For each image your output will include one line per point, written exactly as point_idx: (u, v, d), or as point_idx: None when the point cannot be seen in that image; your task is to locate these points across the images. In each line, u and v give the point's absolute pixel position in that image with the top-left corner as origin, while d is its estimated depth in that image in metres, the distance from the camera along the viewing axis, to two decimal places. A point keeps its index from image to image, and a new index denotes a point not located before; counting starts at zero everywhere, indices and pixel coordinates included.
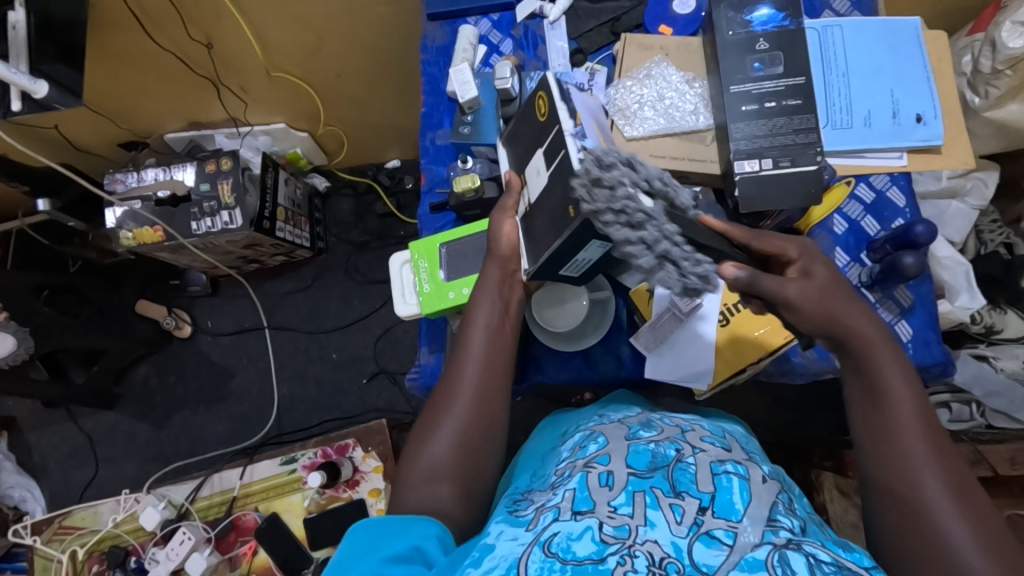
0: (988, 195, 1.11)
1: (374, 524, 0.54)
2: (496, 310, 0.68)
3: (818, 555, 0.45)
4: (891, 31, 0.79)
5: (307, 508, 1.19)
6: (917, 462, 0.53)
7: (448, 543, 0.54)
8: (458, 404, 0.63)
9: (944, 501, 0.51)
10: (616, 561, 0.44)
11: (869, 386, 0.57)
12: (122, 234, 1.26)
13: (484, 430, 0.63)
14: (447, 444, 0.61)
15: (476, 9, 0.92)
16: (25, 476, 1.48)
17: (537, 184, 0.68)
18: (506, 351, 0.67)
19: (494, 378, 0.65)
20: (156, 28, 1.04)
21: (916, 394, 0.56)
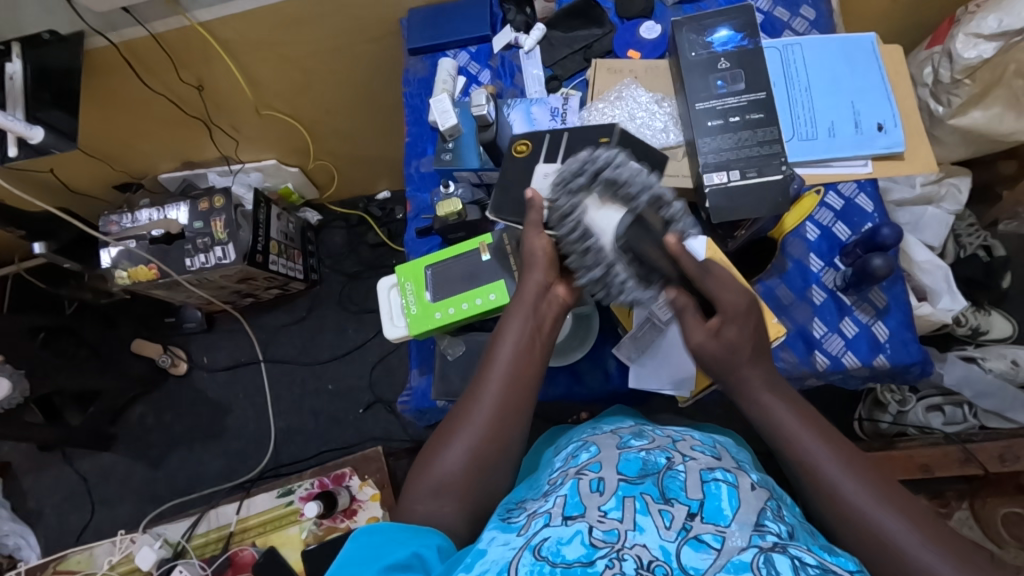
0: (963, 200, 1.15)
1: (376, 531, 0.54)
2: (528, 328, 0.66)
3: (804, 559, 0.45)
4: (848, 47, 0.83)
5: (305, 540, 1.18)
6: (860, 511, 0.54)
7: (448, 551, 0.54)
8: (472, 422, 0.62)
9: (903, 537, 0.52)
10: (605, 564, 0.45)
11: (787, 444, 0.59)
12: (117, 273, 1.28)
13: (496, 451, 0.61)
14: (460, 460, 0.60)
15: (454, 43, 0.96)
16: (20, 523, 1.47)
17: (546, 185, 0.72)
18: (533, 369, 0.65)
19: (519, 394, 0.63)
20: (149, 73, 1.08)
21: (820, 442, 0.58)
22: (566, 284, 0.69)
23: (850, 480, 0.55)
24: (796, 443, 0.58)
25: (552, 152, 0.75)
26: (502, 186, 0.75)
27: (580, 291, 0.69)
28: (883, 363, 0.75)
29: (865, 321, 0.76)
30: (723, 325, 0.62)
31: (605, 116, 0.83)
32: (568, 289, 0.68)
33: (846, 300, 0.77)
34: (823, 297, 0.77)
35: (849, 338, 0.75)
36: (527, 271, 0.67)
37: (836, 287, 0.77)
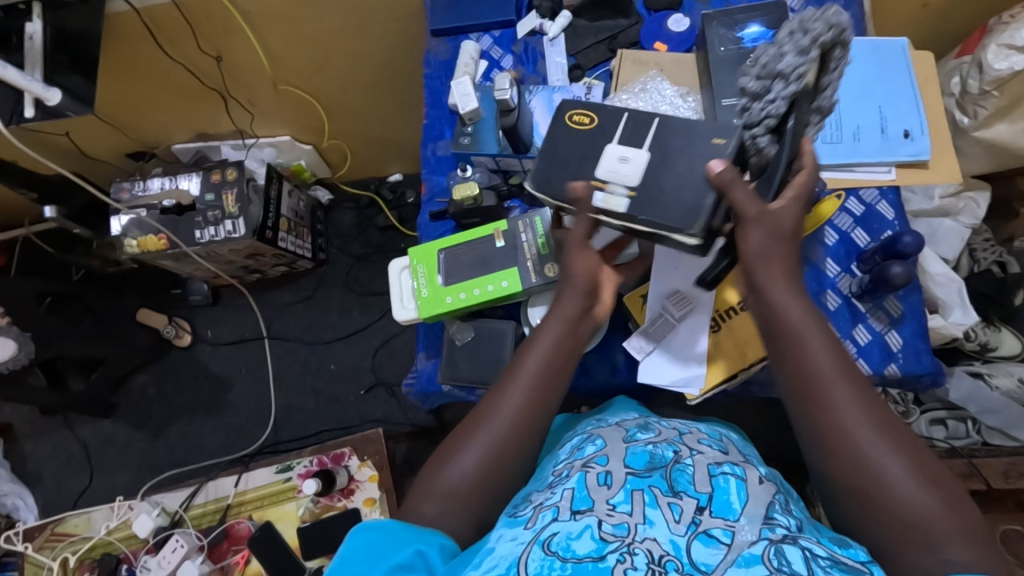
0: (980, 214, 1.13)
1: (377, 529, 0.53)
2: (560, 344, 0.65)
3: (814, 551, 0.46)
4: (880, 51, 0.81)
5: (301, 516, 1.18)
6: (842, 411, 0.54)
7: (451, 549, 0.54)
8: (488, 431, 0.61)
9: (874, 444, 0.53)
10: (616, 559, 0.45)
11: (791, 339, 0.58)
12: (127, 241, 1.28)
13: (507, 462, 0.60)
14: (479, 461, 0.60)
15: (478, 26, 0.95)
16: (19, 484, 1.48)
17: (632, 168, 0.66)
18: (560, 381, 0.64)
19: (545, 405, 0.63)
20: (168, 40, 1.07)
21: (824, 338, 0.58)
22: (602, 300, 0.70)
23: (840, 388, 0.55)
24: (799, 341, 0.58)
25: (627, 132, 0.69)
26: (556, 158, 0.70)
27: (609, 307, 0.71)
28: (894, 372, 0.74)
29: (878, 329, 0.75)
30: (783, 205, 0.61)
31: (627, 108, 0.80)
32: (601, 307, 0.70)
33: (861, 306, 0.76)
34: (837, 302, 0.76)
35: (861, 346, 0.75)
36: (570, 286, 0.67)
37: (851, 293, 0.77)
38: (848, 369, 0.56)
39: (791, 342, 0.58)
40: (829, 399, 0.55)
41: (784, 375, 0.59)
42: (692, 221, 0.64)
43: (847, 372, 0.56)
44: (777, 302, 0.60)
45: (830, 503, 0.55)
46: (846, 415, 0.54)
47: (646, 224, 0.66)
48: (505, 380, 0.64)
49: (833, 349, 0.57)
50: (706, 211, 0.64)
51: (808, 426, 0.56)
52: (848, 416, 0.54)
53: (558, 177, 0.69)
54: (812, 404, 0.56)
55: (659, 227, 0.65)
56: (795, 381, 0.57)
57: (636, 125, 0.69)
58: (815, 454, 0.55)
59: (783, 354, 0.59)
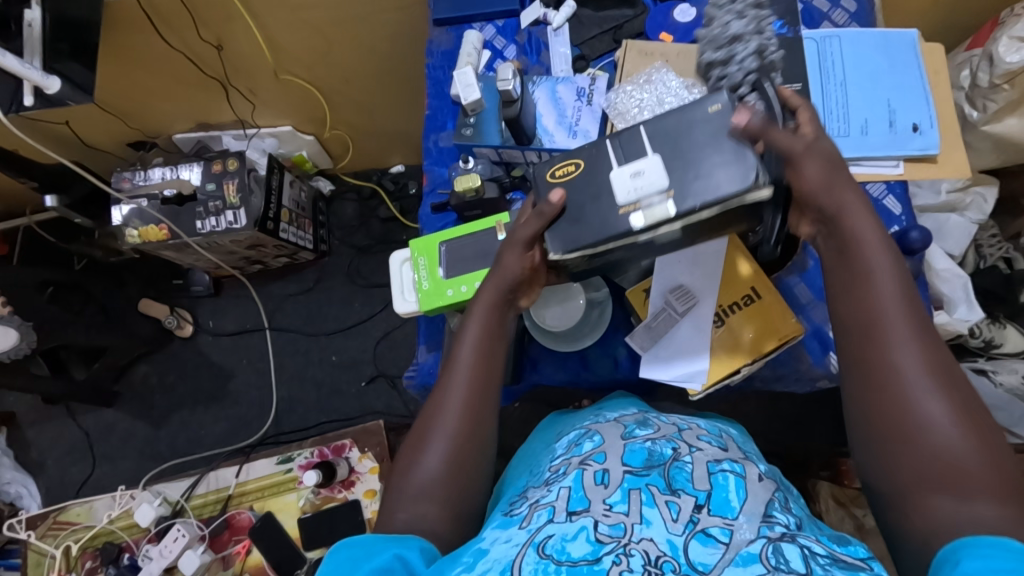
0: (988, 209, 1.11)
1: (356, 543, 0.53)
2: (488, 336, 0.66)
3: (813, 548, 0.45)
4: (889, 42, 0.80)
5: (302, 508, 1.19)
6: (896, 345, 0.53)
7: (431, 554, 0.53)
8: (438, 437, 0.61)
9: (921, 383, 0.52)
10: (611, 560, 0.44)
11: (859, 272, 0.57)
12: (128, 231, 1.28)
13: (466, 463, 0.60)
14: (439, 457, 0.60)
15: (481, 15, 0.93)
16: (22, 472, 1.49)
17: (655, 177, 0.61)
18: (496, 368, 0.65)
19: (486, 394, 0.63)
20: (167, 28, 1.06)
21: (898, 274, 0.56)
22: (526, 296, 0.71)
23: (902, 323, 0.54)
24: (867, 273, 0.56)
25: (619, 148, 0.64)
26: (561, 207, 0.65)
27: (536, 300, 0.72)
28: None
29: None
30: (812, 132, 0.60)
31: (632, 100, 0.81)
32: (525, 300, 0.71)
33: None
34: None
35: None
36: (489, 282, 0.68)
37: None
38: (914, 307, 0.55)
39: (858, 272, 0.57)
40: (884, 330, 0.54)
41: (843, 302, 0.58)
42: (751, 180, 0.58)
43: (910, 310, 0.54)
44: (849, 232, 0.58)
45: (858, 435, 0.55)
46: (898, 349, 0.53)
47: (709, 211, 0.60)
48: (444, 374, 0.65)
49: (902, 286, 0.56)
50: (753, 160, 0.58)
51: (856, 357, 0.55)
52: (901, 349, 0.53)
53: (581, 230, 0.63)
54: (865, 333, 0.55)
55: (728, 203, 0.59)
56: (852, 312, 0.56)
57: (625, 140, 0.64)
58: (857, 381, 0.55)
59: (843, 284, 0.58)
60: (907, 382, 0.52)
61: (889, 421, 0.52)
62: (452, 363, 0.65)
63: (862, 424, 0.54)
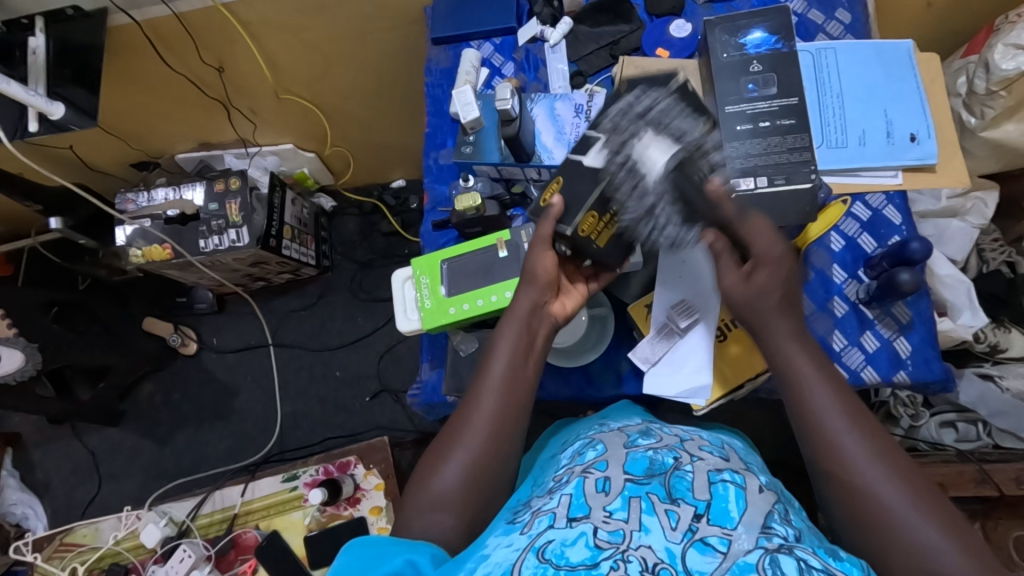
0: (989, 214, 1.11)
1: (370, 544, 0.52)
2: (521, 342, 0.65)
3: (810, 562, 0.44)
4: (884, 53, 0.81)
5: (308, 526, 1.18)
6: (838, 436, 0.56)
7: (441, 558, 0.52)
8: (466, 438, 0.61)
9: (872, 468, 0.53)
10: (609, 566, 0.43)
11: (789, 377, 0.60)
12: (131, 252, 1.29)
13: (493, 465, 0.60)
14: (464, 463, 0.59)
15: (479, 34, 0.94)
16: (28, 493, 1.49)
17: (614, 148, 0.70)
18: (528, 378, 0.65)
19: (516, 403, 0.63)
20: (169, 51, 1.07)
21: (828, 377, 0.59)
22: (560, 301, 0.69)
23: (835, 413, 0.57)
24: (798, 378, 0.59)
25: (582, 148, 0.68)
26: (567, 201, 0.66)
27: (570, 312, 0.69)
28: (903, 379, 0.74)
29: (886, 336, 0.75)
30: (755, 269, 0.63)
31: None
32: (558, 307, 0.68)
33: (869, 313, 0.76)
34: (844, 309, 0.76)
35: (869, 353, 0.74)
36: (524, 285, 0.67)
37: (858, 299, 0.76)
38: (847, 400, 0.57)
39: (790, 382, 0.60)
40: (827, 428, 0.56)
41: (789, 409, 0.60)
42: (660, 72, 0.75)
43: (844, 402, 0.57)
44: (780, 353, 0.61)
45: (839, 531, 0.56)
46: (842, 445, 0.55)
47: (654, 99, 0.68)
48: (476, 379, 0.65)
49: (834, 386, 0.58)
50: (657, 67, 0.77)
51: (809, 456, 0.58)
52: (846, 438, 0.55)
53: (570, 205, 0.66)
54: (813, 434, 0.57)
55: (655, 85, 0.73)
56: (798, 420, 0.59)
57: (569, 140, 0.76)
58: (818, 475, 0.57)
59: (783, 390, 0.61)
60: (855, 470, 0.54)
61: (857, 514, 0.53)
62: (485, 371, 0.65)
63: (839, 520, 0.55)
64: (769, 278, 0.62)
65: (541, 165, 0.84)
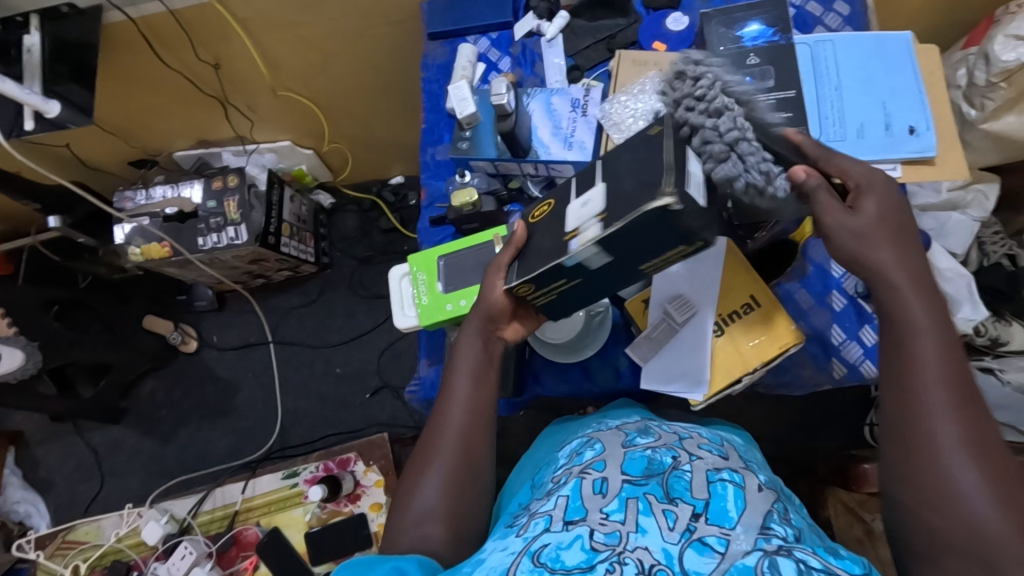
0: (990, 207, 1.10)
1: (359, 564, 0.52)
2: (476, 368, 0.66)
3: (810, 562, 0.43)
4: (883, 46, 0.80)
5: (309, 522, 1.19)
6: (931, 412, 0.52)
7: (429, 565, 0.53)
8: (435, 465, 0.61)
9: (957, 449, 0.51)
10: (605, 568, 0.44)
11: (893, 339, 0.57)
12: (130, 250, 1.28)
13: (467, 485, 0.61)
14: (438, 483, 0.60)
15: (475, 28, 0.94)
16: (30, 491, 1.50)
17: (578, 215, 0.58)
18: (491, 393, 0.66)
19: (482, 420, 0.64)
20: (165, 48, 1.07)
21: (945, 353, 0.54)
22: (513, 327, 0.70)
23: (941, 392, 0.53)
24: (911, 341, 0.55)
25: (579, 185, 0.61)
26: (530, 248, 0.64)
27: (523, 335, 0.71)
28: None
29: None
30: (860, 199, 0.60)
31: (627, 110, 0.81)
32: (509, 331, 0.70)
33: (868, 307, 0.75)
34: (843, 303, 0.76)
35: (868, 347, 0.74)
36: (472, 314, 0.68)
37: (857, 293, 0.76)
38: (956, 383, 0.53)
39: (903, 344, 0.56)
40: (921, 393, 0.53)
41: (886, 370, 0.57)
42: (648, 188, 0.52)
43: (954, 394, 0.53)
44: (892, 303, 0.57)
45: (890, 504, 0.54)
46: (936, 427, 0.52)
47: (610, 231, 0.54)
48: (441, 398, 0.66)
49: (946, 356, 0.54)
50: (664, 167, 0.52)
51: (891, 426, 0.55)
52: (938, 418, 0.52)
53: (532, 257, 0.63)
54: (906, 394, 0.54)
55: (626, 217, 0.53)
56: (895, 378, 0.56)
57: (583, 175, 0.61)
58: (891, 444, 0.54)
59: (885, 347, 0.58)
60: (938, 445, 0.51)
61: (924, 491, 0.51)
62: (446, 399, 0.66)
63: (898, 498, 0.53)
64: (872, 208, 0.59)
65: (538, 160, 0.83)
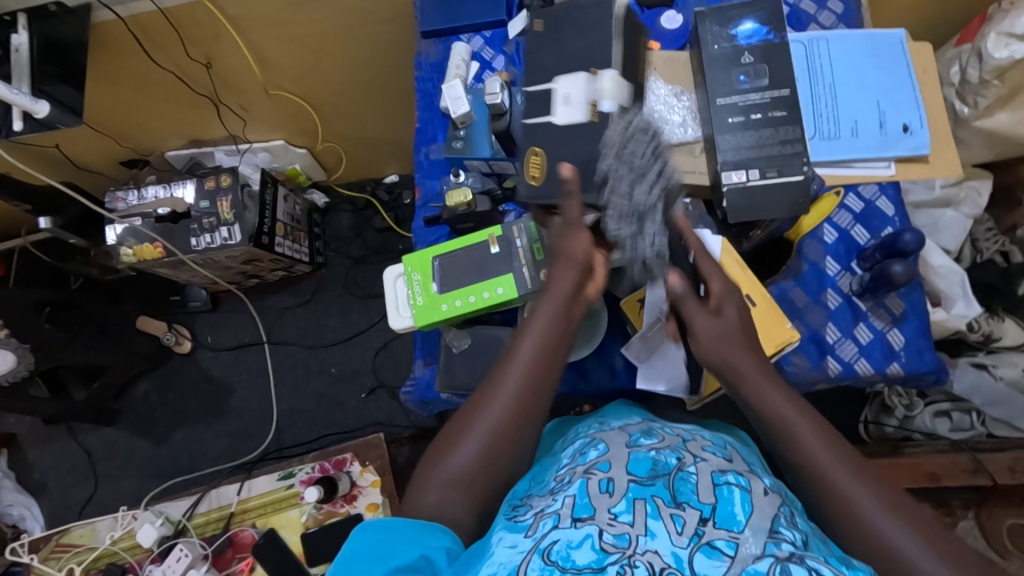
0: (982, 203, 1.10)
1: (384, 527, 0.52)
2: (554, 328, 0.63)
3: (821, 572, 0.43)
4: (877, 44, 0.80)
5: (305, 523, 1.18)
6: (842, 486, 0.53)
7: (455, 553, 0.52)
8: (487, 415, 0.60)
9: (881, 512, 0.51)
10: (616, 571, 0.43)
11: (778, 426, 0.57)
12: (123, 250, 1.27)
13: (512, 443, 0.59)
14: (482, 437, 0.59)
15: (469, 26, 0.93)
16: (24, 494, 1.49)
17: (579, 108, 0.75)
18: (560, 357, 0.63)
19: (547, 380, 0.62)
20: (156, 48, 1.06)
21: (820, 425, 0.56)
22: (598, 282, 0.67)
23: (840, 467, 0.54)
24: (790, 425, 0.56)
25: (535, 111, 0.78)
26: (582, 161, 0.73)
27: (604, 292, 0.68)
28: (897, 371, 0.74)
29: (880, 328, 0.75)
30: (722, 304, 0.62)
31: None
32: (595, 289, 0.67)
33: (862, 305, 0.76)
34: (838, 301, 0.76)
35: (863, 345, 0.75)
36: (561, 266, 0.65)
37: (851, 292, 0.76)
38: (841, 450, 0.55)
39: (779, 432, 0.57)
40: (809, 465, 0.55)
41: (773, 447, 0.58)
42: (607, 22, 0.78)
43: (849, 458, 0.54)
44: (757, 396, 0.59)
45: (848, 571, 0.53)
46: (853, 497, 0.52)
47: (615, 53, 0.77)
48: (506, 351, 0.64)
49: (817, 424, 0.56)
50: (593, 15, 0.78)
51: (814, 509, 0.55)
52: (853, 492, 0.52)
53: (592, 157, 0.73)
54: (812, 477, 0.54)
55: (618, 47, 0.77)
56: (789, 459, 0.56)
57: (533, 106, 0.78)
58: (826, 524, 0.54)
59: (767, 433, 0.58)
60: (862, 516, 0.51)
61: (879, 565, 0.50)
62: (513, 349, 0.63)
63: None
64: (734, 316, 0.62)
65: None
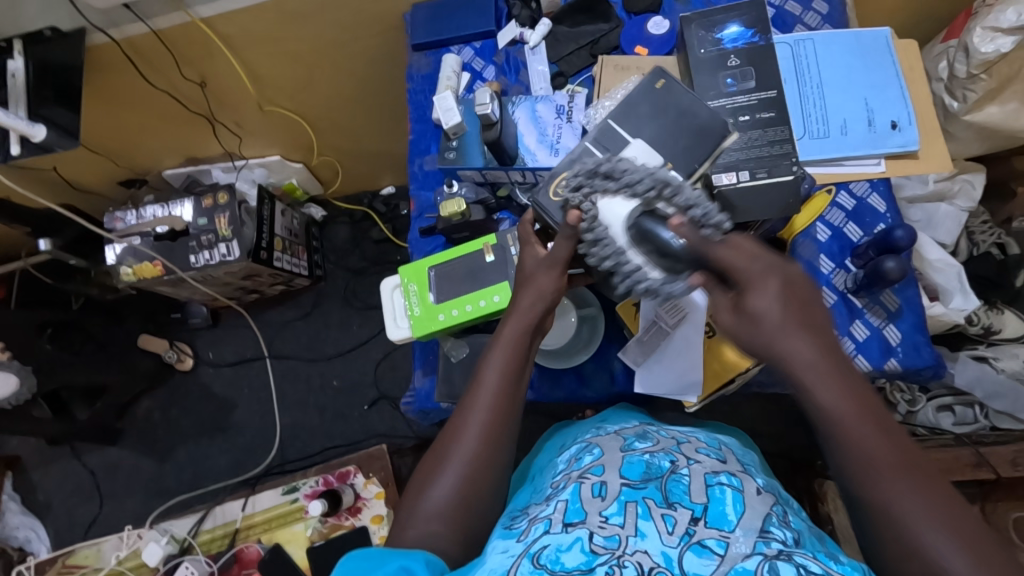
0: (976, 196, 1.11)
1: (363, 554, 0.51)
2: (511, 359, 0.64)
3: (810, 566, 0.43)
4: (863, 42, 0.81)
5: (310, 537, 1.18)
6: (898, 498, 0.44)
7: (436, 566, 0.51)
8: (458, 449, 0.59)
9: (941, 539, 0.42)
10: (604, 571, 0.43)
11: (828, 425, 0.48)
12: (122, 270, 1.28)
13: (485, 477, 0.59)
14: (455, 476, 0.58)
15: (458, 38, 0.94)
16: (29, 516, 1.49)
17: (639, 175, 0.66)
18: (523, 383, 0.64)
19: (510, 408, 0.62)
20: (151, 69, 1.07)
21: (876, 422, 0.47)
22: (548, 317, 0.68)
23: (896, 479, 0.45)
24: (845, 428, 0.47)
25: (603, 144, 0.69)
26: None
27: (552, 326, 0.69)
28: (894, 367, 0.74)
29: (876, 324, 0.75)
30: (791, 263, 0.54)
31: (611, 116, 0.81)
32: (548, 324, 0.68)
33: (858, 301, 0.76)
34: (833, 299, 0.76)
35: (859, 342, 0.75)
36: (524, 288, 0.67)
37: (847, 289, 0.76)
38: (901, 451, 0.46)
39: (829, 437, 0.48)
40: (861, 476, 0.46)
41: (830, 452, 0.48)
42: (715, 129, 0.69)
43: (905, 463, 0.45)
44: (808, 382, 0.48)
45: None
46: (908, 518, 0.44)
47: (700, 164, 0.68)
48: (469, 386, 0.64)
49: (878, 425, 0.47)
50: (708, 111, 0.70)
51: (864, 527, 0.46)
52: (906, 504, 0.44)
53: None
54: (859, 484, 0.46)
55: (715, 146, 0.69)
56: (838, 459, 0.47)
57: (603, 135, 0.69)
58: (874, 545, 0.45)
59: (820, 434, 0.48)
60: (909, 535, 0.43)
61: None
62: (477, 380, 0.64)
63: None
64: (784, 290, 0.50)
65: (525, 167, 0.83)
